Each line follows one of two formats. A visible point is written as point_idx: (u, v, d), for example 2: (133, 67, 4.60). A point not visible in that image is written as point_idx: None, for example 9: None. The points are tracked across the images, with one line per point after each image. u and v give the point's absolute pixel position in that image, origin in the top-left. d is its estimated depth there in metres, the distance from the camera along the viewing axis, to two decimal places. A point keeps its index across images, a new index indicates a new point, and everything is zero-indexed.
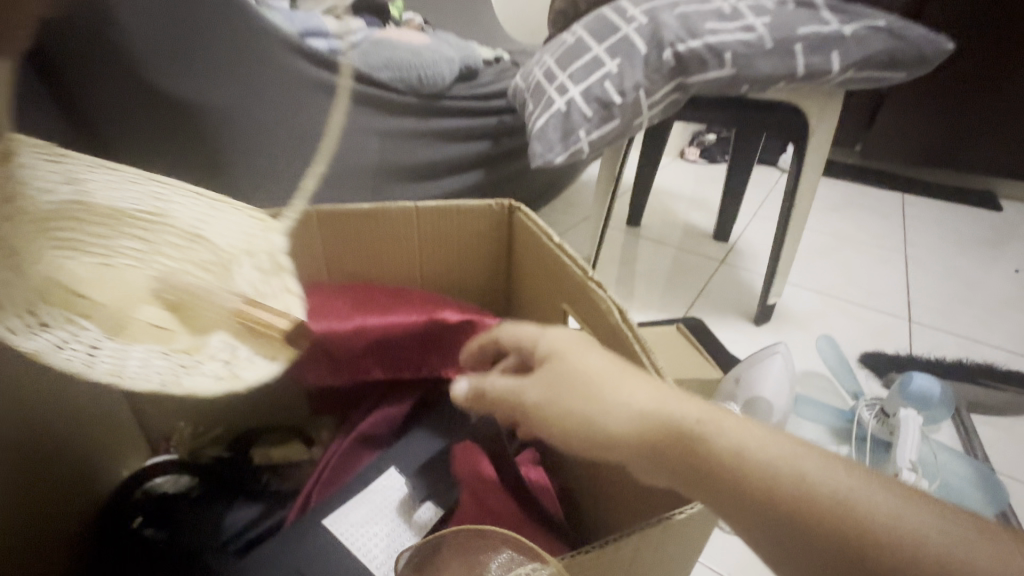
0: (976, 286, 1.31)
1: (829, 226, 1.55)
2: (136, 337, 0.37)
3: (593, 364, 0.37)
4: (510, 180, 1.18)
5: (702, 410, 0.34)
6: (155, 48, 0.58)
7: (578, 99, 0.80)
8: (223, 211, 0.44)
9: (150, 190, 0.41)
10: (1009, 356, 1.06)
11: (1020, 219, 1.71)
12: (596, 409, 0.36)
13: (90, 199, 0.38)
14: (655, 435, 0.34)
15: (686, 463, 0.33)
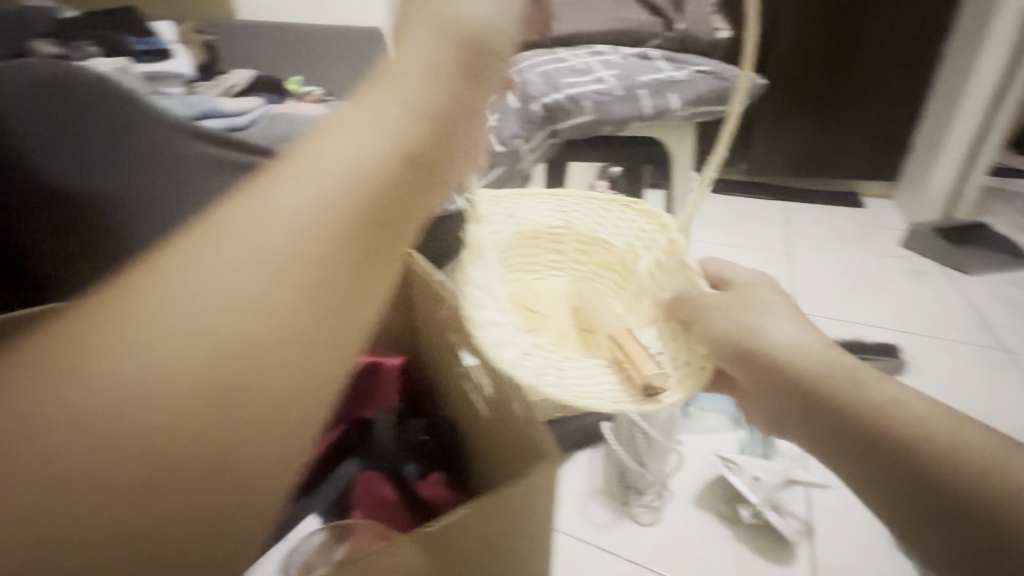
0: (847, 274, 1.50)
1: (724, 237, 1.73)
2: (575, 341, 0.71)
3: (772, 326, 0.52)
4: None
5: (860, 370, 0.47)
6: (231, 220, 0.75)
7: None
8: (613, 212, 0.76)
9: (562, 205, 0.78)
10: (877, 331, 1.22)
11: (881, 213, 1.97)
12: (770, 345, 0.51)
13: (524, 226, 0.77)
14: (819, 382, 0.47)
15: (839, 408, 0.46)
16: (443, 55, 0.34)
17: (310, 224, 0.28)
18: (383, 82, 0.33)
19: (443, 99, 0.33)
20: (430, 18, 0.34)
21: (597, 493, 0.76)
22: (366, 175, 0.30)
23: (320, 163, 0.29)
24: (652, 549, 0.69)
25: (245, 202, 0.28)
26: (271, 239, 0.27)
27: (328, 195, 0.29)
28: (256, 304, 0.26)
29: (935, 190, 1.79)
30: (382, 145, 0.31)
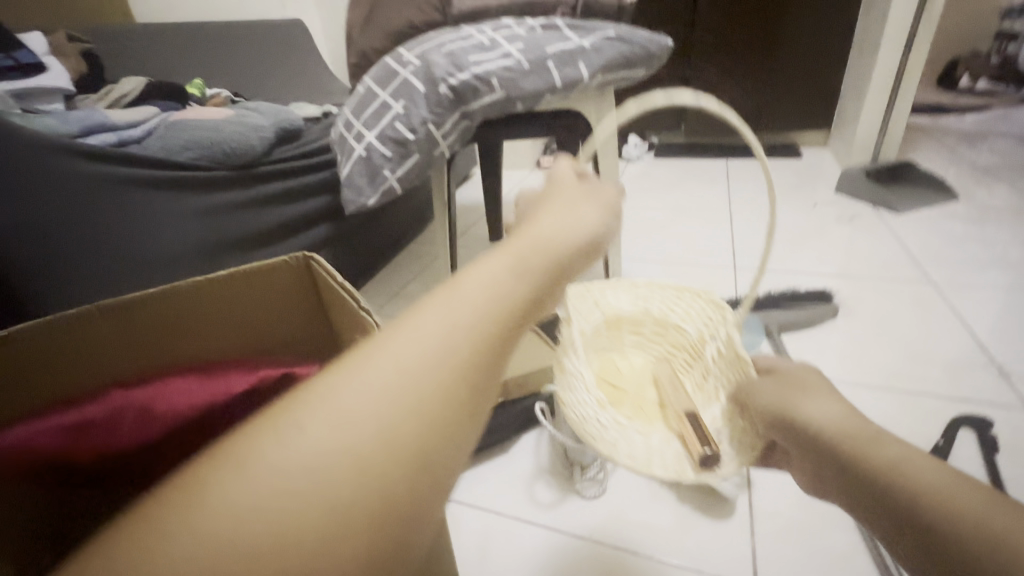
0: (784, 225, 1.54)
1: (667, 201, 1.74)
2: (652, 420, 0.68)
3: (813, 402, 0.50)
4: (356, 232, 1.26)
5: (887, 443, 0.43)
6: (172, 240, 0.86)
7: (375, 142, 0.86)
8: (686, 301, 0.75)
9: (640, 294, 0.78)
10: (813, 278, 1.24)
11: (817, 161, 2.01)
12: (808, 420, 0.48)
13: (605, 312, 0.77)
14: (845, 449, 0.44)
15: (862, 483, 0.42)
16: (558, 243, 0.39)
17: (447, 340, 0.29)
18: (515, 247, 0.37)
19: (547, 259, 0.37)
20: (555, 220, 0.42)
21: (543, 473, 0.77)
22: (504, 301, 0.32)
23: (465, 294, 0.32)
24: (594, 522, 0.70)
25: (400, 323, 0.30)
26: (422, 353, 0.28)
27: (472, 316, 0.30)
28: (405, 410, 0.26)
29: (864, 134, 1.84)
30: (511, 281, 0.34)
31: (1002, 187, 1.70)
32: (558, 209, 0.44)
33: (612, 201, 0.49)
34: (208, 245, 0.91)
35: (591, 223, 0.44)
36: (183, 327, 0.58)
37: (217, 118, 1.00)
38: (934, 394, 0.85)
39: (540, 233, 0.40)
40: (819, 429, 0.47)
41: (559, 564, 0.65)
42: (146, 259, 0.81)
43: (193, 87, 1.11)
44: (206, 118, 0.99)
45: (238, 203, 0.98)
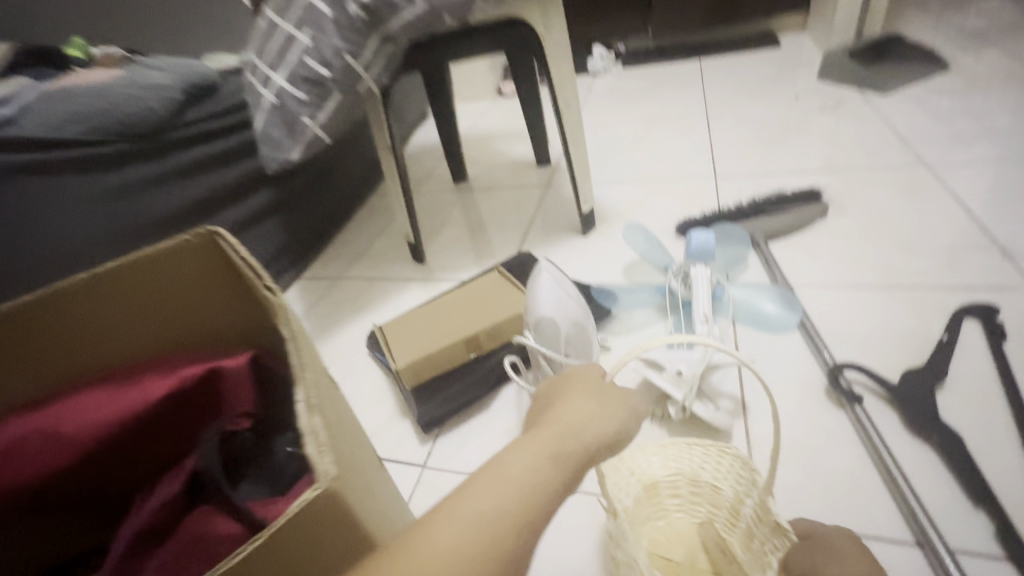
0: (766, 123, 1.42)
1: (638, 114, 1.61)
2: None
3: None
4: (302, 196, 1.15)
5: None
6: (68, 231, 0.76)
7: (287, 86, 0.74)
8: (713, 456, 0.60)
9: (671, 452, 0.61)
10: (799, 177, 1.15)
11: (796, 48, 1.85)
12: None
13: (640, 482, 0.60)
14: None
15: None
16: (592, 431, 0.44)
17: (486, 522, 0.35)
18: (552, 434, 0.43)
19: (579, 450, 0.42)
20: (588, 404, 0.47)
21: None
22: (542, 491, 0.38)
23: (507, 479, 0.38)
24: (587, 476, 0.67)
25: (460, 501, 0.36)
26: (480, 529, 0.34)
27: (517, 501, 0.37)
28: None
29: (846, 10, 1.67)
30: (543, 468, 0.39)
31: (992, 49, 1.57)
32: (589, 393, 0.48)
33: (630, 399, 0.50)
34: (121, 229, 0.83)
35: (619, 404, 0.47)
36: (66, 339, 0.48)
37: (105, 81, 0.86)
38: (933, 286, 0.79)
39: (573, 419, 0.45)
40: None
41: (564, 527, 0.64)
42: (50, 254, 0.74)
43: (73, 48, 0.95)
44: (91, 82, 0.85)
45: (150, 178, 0.87)
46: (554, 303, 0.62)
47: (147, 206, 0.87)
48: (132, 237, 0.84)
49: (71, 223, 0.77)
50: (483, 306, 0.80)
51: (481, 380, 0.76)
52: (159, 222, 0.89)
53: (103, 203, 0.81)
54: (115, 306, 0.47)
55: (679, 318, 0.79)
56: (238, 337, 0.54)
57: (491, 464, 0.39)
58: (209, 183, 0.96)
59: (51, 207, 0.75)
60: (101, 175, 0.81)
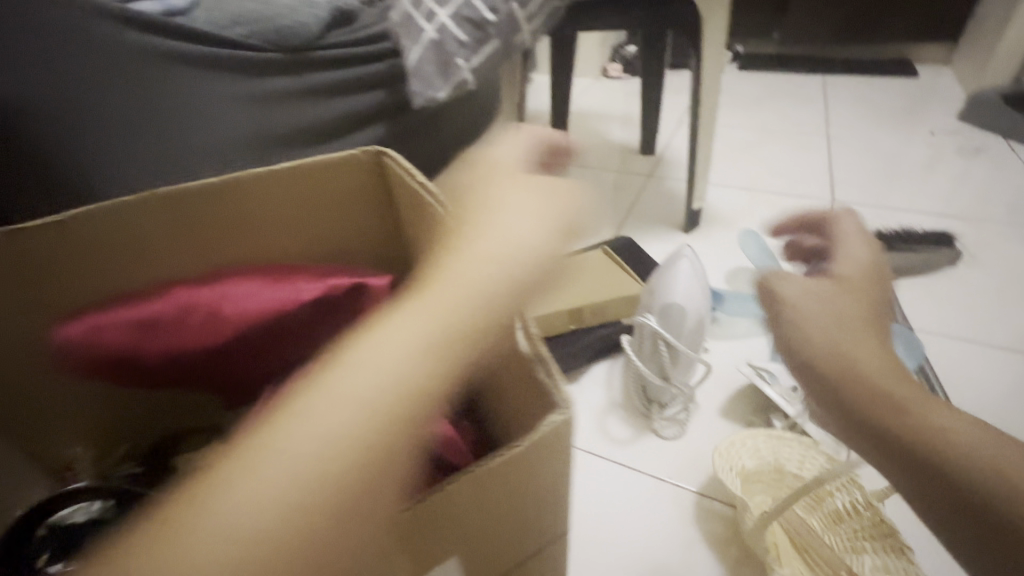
0: (895, 155, 1.34)
1: (753, 120, 1.54)
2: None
3: (872, 350, 0.38)
4: (427, 131, 1.07)
5: (915, 395, 0.36)
6: (197, 131, 0.73)
7: (449, 22, 0.73)
8: (795, 445, 0.61)
9: (765, 446, 0.61)
10: (926, 218, 1.09)
11: (934, 84, 1.75)
12: (840, 348, 0.38)
13: (745, 471, 0.59)
14: (879, 390, 0.36)
15: (889, 418, 0.35)
16: (505, 267, 0.34)
17: (348, 426, 0.27)
18: (443, 291, 0.32)
19: (485, 311, 0.32)
20: (506, 233, 0.35)
21: (616, 409, 0.72)
22: (410, 371, 0.29)
23: (371, 358, 0.30)
24: (676, 464, 0.66)
25: (279, 422, 0.28)
26: (316, 462, 0.26)
27: (366, 417, 0.28)
28: (286, 535, 0.25)
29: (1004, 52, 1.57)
30: (430, 337, 0.30)
31: None
32: (527, 209, 0.37)
33: (559, 208, 0.37)
34: (252, 130, 0.79)
35: (541, 207, 0.37)
36: (240, 224, 0.53)
37: None
38: None
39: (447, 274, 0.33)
40: (854, 366, 0.37)
41: (649, 507, 0.63)
42: (193, 148, 0.73)
43: None
44: None
45: (288, 93, 0.83)
46: (686, 291, 0.61)
47: (281, 117, 0.82)
48: (262, 148, 0.80)
49: (204, 123, 0.74)
50: (590, 280, 0.79)
51: (577, 355, 0.76)
52: (288, 137, 0.83)
53: (238, 106, 0.78)
54: (272, 203, 0.53)
55: None
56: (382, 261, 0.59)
57: (334, 365, 0.30)
58: (347, 106, 0.90)
59: (187, 102, 0.74)
60: (241, 80, 0.79)
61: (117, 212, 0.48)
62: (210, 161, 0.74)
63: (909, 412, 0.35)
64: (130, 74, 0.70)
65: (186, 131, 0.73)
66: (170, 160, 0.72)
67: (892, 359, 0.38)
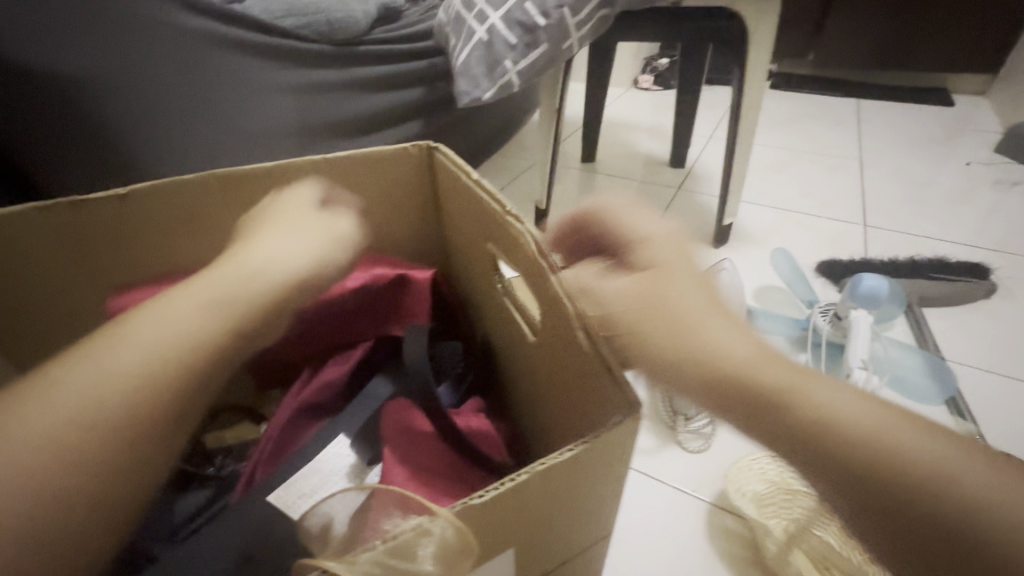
0: (928, 183, 1.33)
1: (785, 139, 1.54)
2: None
3: (728, 331, 0.32)
4: (462, 126, 1.08)
5: (784, 374, 0.30)
6: (238, 125, 0.74)
7: (499, 24, 0.74)
8: None
9: (771, 467, 0.62)
10: (959, 248, 1.08)
11: (970, 113, 1.74)
12: (686, 342, 0.31)
13: (760, 495, 0.59)
14: (736, 385, 0.30)
15: (776, 416, 0.29)
16: (270, 264, 0.42)
17: (141, 375, 0.33)
18: (201, 291, 0.38)
19: (231, 305, 0.39)
20: (273, 238, 0.44)
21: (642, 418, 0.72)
22: (192, 345, 0.35)
23: (156, 328, 0.35)
24: (699, 477, 0.66)
25: (67, 370, 0.32)
26: (88, 402, 0.31)
27: (147, 370, 0.33)
28: (85, 432, 0.30)
29: None
30: (206, 318, 0.37)
31: None
32: (304, 213, 0.47)
33: (344, 224, 0.48)
34: (300, 122, 0.81)
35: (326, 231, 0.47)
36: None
37: None
38: None
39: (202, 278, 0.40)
40: (719, 360, 0.31)
41: (674, 519, 0.62)
42: (242, 136, 0.75)
43: None
44: None
45: (333, 83, 0.84)
46: None
47: (323, 110, 0.84)
48: (297, 141, 0.81)
49: (247, 113, 0.75)
50: None
51: None
52: (324, 128, 0.85)
53: (282, 96, 0.78)
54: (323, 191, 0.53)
55: (814, 357, 0.76)
56: (425, 250, 0.63)
57: (118, 331, 0.34)
58: (387, 100, 0.92)
59: (233, 90, 0.73)
60: (291, 71, 0.79)
61: (177, 190, 0.49)
62: (259, 152, 0.76)
63: (787, 404, 0.29)
64: (188, 58, 0.68)
65: (232, 118, 0.73)
66: (209, 153, 0.72)
67: (755, 340, 0.32)
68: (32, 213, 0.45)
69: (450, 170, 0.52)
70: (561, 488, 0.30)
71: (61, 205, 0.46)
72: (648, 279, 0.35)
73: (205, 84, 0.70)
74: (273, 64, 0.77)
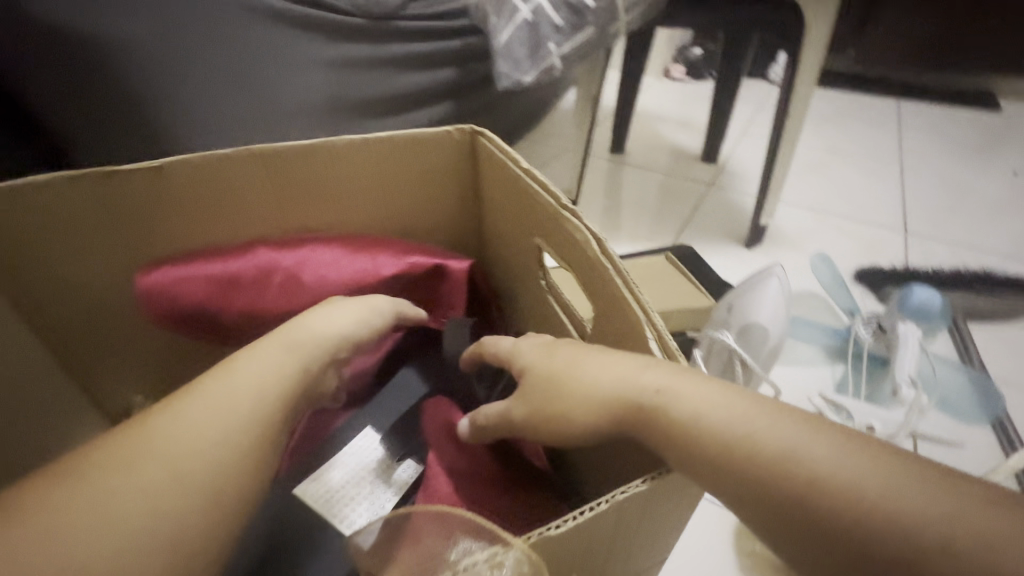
0: (971, 191, 1.28)
1: (823, 138, 1.48)
2: None
3: (610, 358, 0.34)
4: (495, 110, 1.04)
5: (662, 376, 0.31)
6: (266, 97, 0.69)
7: (547, 6, 0.73)
8: None
9: None
10: (1003, 261, 1.04)
11: (1017, 119, 1.68)
12: (580, 379, 0.34)
13: None
14: (623, 404, 0.32)
15: (660, 424, 0.30)
16: (331, 325, 0.45)
17: (229, 422, 0.35)
18: (279, 343, 0.41)
19: (304, 359, 0.41)
20: (330, 308, 0.46)
21: None
22: (272, 396, 0.38)
23: (238, 380, 0.38)
24: None
25: (166, 417, 0.34)
26: (185, 444, 0.33)
27: (231, 419, 0.35)
28: (177, 478, 0.32)
29: None
30: (283, 367, 0.40)
31: None
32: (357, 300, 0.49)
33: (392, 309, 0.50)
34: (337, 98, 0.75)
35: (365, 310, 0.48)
36: (328, 189, 0.52)
37: None
38: None
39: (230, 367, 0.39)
40: (598, 390, 0.33)
41: None
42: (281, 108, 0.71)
43: None
44: None
45: (370, 61, 0.78)
46: (771, 312, 0.59)
47: (360, 86, 0.77)
48: (331, 118, 0.75)
49: (276, 84, 0.70)
50: (656, 287, 0.76)
51: None
52: (360, 108, 0.78)
53: (318, 70, 0.73)
54: (362, 174, 0.51)
55: (854, 369, 0.73)
56: (461, 241, 0.60)
57: (208, 382, 0.37)
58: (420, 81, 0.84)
59: (263, 60, 0.69)
60: (326, 44, 0.74)
61: (208, 163, 0.46)
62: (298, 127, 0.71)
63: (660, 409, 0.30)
64: (214, 23, 0.66)
65: (262, 90, 0.69)
66: (232, 125, 0.67)
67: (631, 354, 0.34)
68: (61, 182, 0.43)
69: (496, 157, 0.50)
70: (637, 510, 0.30)
71: (92, 174, 0.44)
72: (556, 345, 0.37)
73: (232, 52, 0.67)
74: (308, 34, 0.72)
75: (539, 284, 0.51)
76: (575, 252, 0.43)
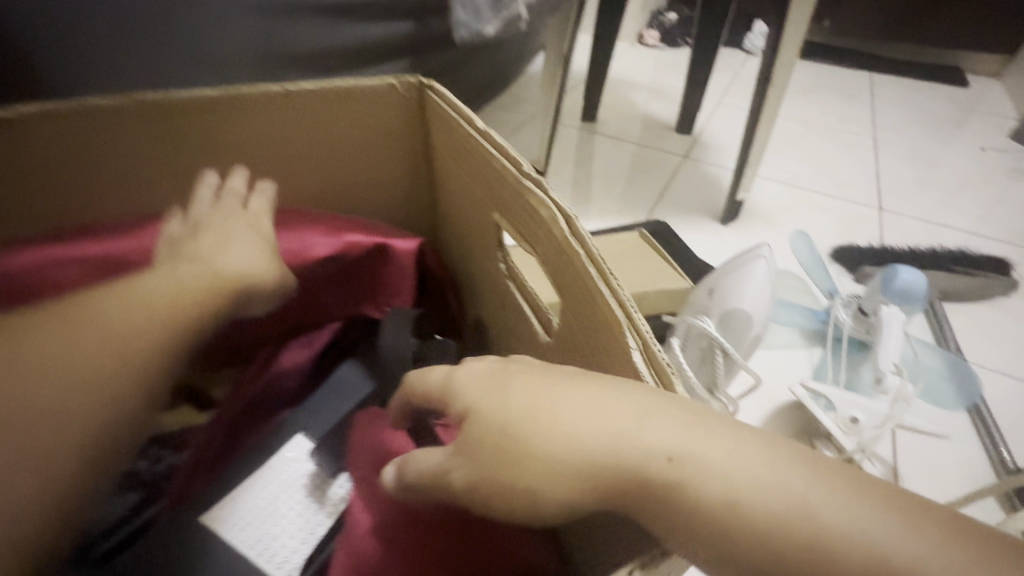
0: (941, 166, 1.27)
1: (798, 110, 1.44)
2: None
3: (605, 403, 0.24)
4: (456, 70, 0.94)
5: (678, 430, 0.23)
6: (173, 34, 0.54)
7: None
8: None
9: None
10: (973, 239, 1.02)
11: (983, 95, 1.68)
12: (565, 428, 0.24)
13: None
14: (622, 473, 0.23)
15: (674, 501, 0.22)
16: (237, 264, 0.39)
17: (119, 355, 0.33)
18: (182, 268, 0.37)
19: (213, 285, 0.37)
20: (236, 239, 0.40)
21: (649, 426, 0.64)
22: (171, 322, 0.35)
23: (135, 301, 0.34)
24: None
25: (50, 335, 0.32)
26: (74, 370, 0.32)
27: (118, 351, 0.33)
28: (61, 416, 0.31)
29: None
30: (185, 294, 0.36)
31: None
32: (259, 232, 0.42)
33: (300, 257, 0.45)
34: (271, 46, 0.61)
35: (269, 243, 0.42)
36: (244, 147, 0.44)
37: None
38: None
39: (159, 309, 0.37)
40: (579, 447, 0.24)
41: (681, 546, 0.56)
42: (200, 55, 0.57)
43: None
44: None
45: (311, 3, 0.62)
46: (755, 295, 0.54)
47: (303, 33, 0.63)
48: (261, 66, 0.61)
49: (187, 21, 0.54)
50: (627, 267, 0.69)
51: None
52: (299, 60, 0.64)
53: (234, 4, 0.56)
54: (282, 131, 0.43)
55: (831, 352, 0.70)
56: (411, 215, 0.53)
57: (102, 298, 0.34)
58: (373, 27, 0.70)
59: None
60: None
61: (79, 118, 0.38)
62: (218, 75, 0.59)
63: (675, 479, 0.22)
64: None
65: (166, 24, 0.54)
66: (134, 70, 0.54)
67: (626, 390, 0.25)
68: None
69: (445, 117, 0.42)
70: None
71: None
72: (513, 370, 0.27)
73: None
74: None
75: (496, 267, 0.44)
76: (536, 229, 0.36)
